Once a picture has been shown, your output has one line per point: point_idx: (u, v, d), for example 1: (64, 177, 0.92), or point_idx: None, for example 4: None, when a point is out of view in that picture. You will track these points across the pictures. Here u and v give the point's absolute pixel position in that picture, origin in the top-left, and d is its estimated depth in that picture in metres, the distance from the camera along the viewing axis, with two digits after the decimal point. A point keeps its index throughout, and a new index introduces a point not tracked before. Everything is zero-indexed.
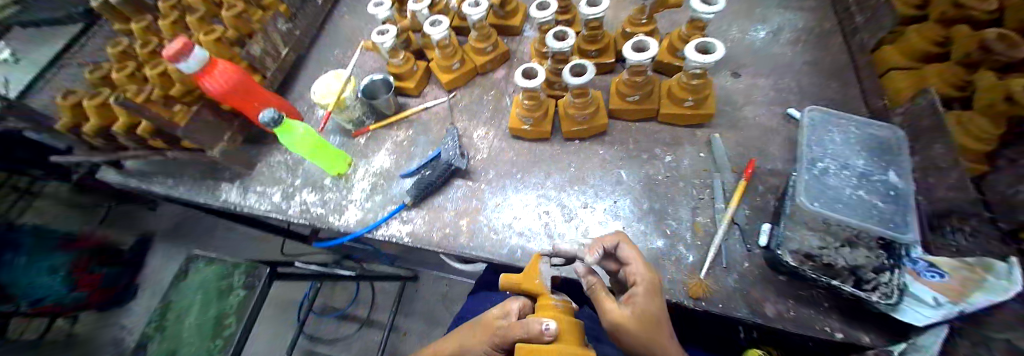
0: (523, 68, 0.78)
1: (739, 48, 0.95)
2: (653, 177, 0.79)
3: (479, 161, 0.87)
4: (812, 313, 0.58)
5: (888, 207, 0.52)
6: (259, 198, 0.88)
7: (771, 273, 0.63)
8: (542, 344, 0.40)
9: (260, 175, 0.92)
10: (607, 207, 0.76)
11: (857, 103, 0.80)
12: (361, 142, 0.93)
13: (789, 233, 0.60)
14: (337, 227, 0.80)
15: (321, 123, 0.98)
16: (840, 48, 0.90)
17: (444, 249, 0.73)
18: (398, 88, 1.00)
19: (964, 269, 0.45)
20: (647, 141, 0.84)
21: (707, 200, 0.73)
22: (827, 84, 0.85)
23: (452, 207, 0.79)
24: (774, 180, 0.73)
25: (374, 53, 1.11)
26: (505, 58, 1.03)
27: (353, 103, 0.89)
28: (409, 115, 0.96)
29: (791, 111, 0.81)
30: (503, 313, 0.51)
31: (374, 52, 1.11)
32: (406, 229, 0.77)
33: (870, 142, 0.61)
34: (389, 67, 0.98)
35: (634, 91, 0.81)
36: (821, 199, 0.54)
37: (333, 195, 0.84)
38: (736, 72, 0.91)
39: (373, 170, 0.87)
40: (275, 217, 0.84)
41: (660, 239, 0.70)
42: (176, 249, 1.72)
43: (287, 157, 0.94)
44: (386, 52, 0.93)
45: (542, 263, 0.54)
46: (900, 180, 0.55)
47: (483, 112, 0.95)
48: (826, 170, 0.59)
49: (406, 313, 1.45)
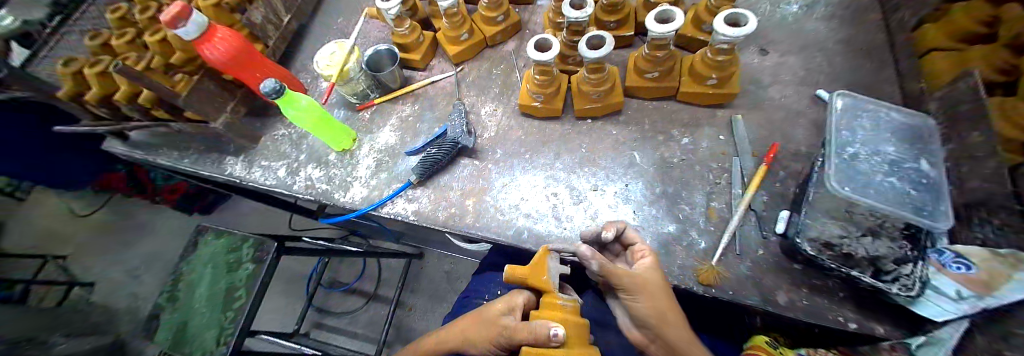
0: (536, 40, 0.74)
1: (767, 23, 0.89)
2: (668, 160, 0.76)
3: (487, 139, 0.85)
4: (826, 303, 0.56)
5: (920, 196, 0.51)
6: (264, 172, 0.88)
7: (786, 261, 0.61)
8: (546, 349, 0.41)
9: (264, 149, 0.91)
10: (617, 190, 0.75)
11: (890, 86, 0.76)
12: (366, 116, 0.91)
13: (809, 220, 0.58)
14: (342, 204, 0.79)
15: (325, 96, 0.96)
16: (877, 26, 0.84)
17: (450, 228, 0.72)
18: (403, 60, 0.96)
19: (995, 261, 0.44)
20: (662, 122, 0.81)
21: (723, 185, 0.71)
22: (860, 65, 0.80)
23: (458, 186, 0.77)
24: (796, 166, 0.70)
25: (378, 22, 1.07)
26: (517, 29, 0.99)
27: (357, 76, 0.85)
28: (415, 89, 0.94)
29: (819, 92, 0.76)
30: (507, 308, 0.51)
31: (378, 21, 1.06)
32: (412, 208, 0.76)
33: (902, 129, 0.58)
34: (394, 37, 0.94)
35: (653, 66, 0.77)
36: (852, 184, 0.52)
37: (337, 172, 0.83)
38: (762, 49, 0.86)
39: (378, 147, 0.85)
40: (280, 191, 0.84)
41: (672, 224, 0.68)
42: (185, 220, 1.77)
43: (291, 131, 0.93)
44: (391, 21, 0.89)
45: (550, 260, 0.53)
46: (932, 169, 0.53)
47: (492, 87, 0.92)
48: (856, 155, 0.56)
49: (412, 289, 1.48)
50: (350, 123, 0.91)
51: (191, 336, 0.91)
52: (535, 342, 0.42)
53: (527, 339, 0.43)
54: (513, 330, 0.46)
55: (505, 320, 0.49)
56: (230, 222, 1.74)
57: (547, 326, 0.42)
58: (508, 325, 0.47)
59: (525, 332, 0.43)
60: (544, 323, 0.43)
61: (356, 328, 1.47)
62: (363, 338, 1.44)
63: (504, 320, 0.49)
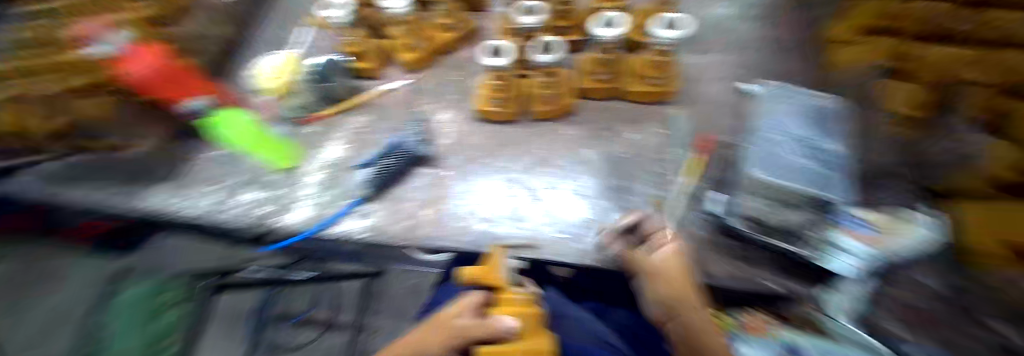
0: (490, 45, 0.80)
1: (696, 31, 1.00)
2: (619, 155, 0.80)
3: (443, 147, 0.84)
4: (755, 271, 0.61)
5: (825, 174, 0.62)
6: (186, 200, 0.76)
7: (721, 238, 0.66)
8: (507, 346, 0.41)
9: (191, 172, 0.81)
10: (574, 187, 0.77)
11: (797, 82, 0.87)
12: (310, 131, 0.87)
13: (740, 199, 0.65)
14: (282, 227, 0.71)
15: (265, 109, 0.90)
16: (782, 34, 0.98)
17: (408, 241, 0.69)
18: (355, 70, 0.96)
19: (887, 221, 0.59)
20: (611, 119, 0.86)
21: (668, 176, 0.76)
22: (770, 66, 0.92)
23: (416, 196, 0.76)
24: (729, 152, 0.75)
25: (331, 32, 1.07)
26: (472, 36, 1.06)
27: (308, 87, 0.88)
28: (365, 100, 0.91)
29: (741, 86, 0.85)
30: (459, 310, 0.49)
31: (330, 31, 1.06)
32: (366, 224, 0.71)
33: (811, 115, 0.69)
34: (344, 46, 0.97)
35: (599, 68, 0.86)
36: (775, 167, 0.61)
37: (277, 193, 0.77)
38: (694, 52, 0.95)
39: (325, 162, 0.82)
40: (206, 221, 0.73)
41: (618, 213, 0.71)
42: None
43: (223, 151, 0.85)
44: (343, 31, 0.96)
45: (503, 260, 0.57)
46: (834, 146, 0.64)
47: (447, 94, 0.93)
48: (777, 140, 0.66)
49: None
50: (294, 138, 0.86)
51: None
52: (490, 340, 0.42)
53: (482, 337, 0.43)
54: (470, 328, 0.43)
55: (456, 321, 0.46)
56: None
57: (502, 322, 0.43)
58: (462, 324, 0.45)
59: (479, 329, 0.43)
60: (497, 318, 0.44)
61: None
62: None
63: (459, 321, 0.45)
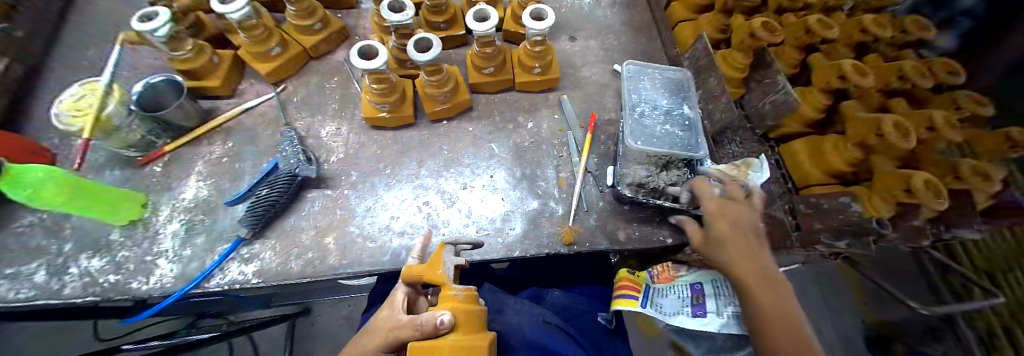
0: (361, 47, 0.70)
1: (570, 13, 1.04)
2: (520, 145, 0.83)
3: (334, 164, 0.78)
4: (651, 229, 0.71)
5: (685, 135, 0.71)
6: (11, 285, 0.61)
7: (619, 206, 0.74)
8: (435, 338, 0.41)
9: (1, 250, 0.65)
10: (484, 183, 0.78)
11: (661, 54, 0.98)
12: (156, 170, 0.74)
13: (624, 170, 0.73)
14: (141, 295, 0.61)
15: (78, 154, 0.74)
16: (644, 7, 1.07)
17: (312, 277, 0.64)
18: (195, 89, 0.81)
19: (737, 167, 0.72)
20: (508, 111, 0.88)
21: (566, 157, 0.81)
22: (638, 40, 1.00)
23: (310, 225, 0.70)
24: (612, 129, 0.84)
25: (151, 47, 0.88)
26: (343, 36, 0.94)
27: (125, 121, 0.68)
28: (225, 122, 0.80)
29: (615, 67, 0.93)
30: (392, 311, 0.49)
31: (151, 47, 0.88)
32: (253, 269, 0.64)
33: (670, 86, 0.78)
34: (172, 62, 0.77)
35: (487, 62, 0.83)
36: (642, 138, 0.69)
37: (130, 253, 0.65)
38: (571, 36, 1.00)
39: (186, 205, 0.71)
40: (43, 304, 0.59)
41: (534, 201, 0.76)
42: None
43: (45, 214, 0.69)
44: (163, 44, 0.74)
45: (445, 253, 0.54)
46: (690, 110, 0.74)
47: (329, 104, 0.85)
48: (643, 112, 0.73)
49: (307, 351, 1.32)
50: (158, 181, 0.73)
51: None
52: (423, 335, 0.41)
53: (415, 335, 0.42)
54: (405, 328, 0.44)
55: (394, 321, 0.46)
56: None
57: (435, 316, 0.42)
58: (399, 325, 0.45)
59: (413, 327, 0.42)
60: (431, 313, 0.42)
61: None
62: None
63: (397, 319, 0.46)
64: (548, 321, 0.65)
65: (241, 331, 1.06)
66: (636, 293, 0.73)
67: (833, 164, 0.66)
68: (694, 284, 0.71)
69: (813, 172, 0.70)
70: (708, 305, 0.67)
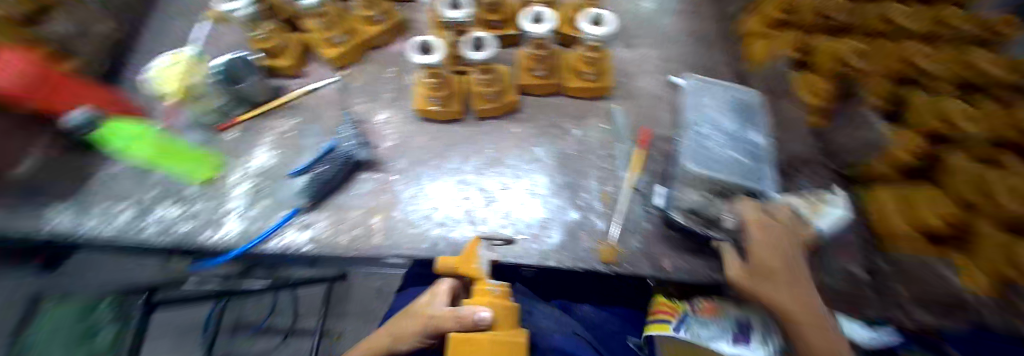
0: (418, 44, 0.72)
1: (631, 20, 1.00)
2: (564, 152, 0.81)
3: (386, 150, 0.80)
4: (702, 261, 0.66)
5: (749, 164, 0.65)
6: (100, 220, 0.68)
7: (666, 230, 0.70)
8: (476, 333, 0.41)
9: (90, 191, 0.72)
10: (524, 186, 0.77)
11: (730, 70, 0.92)
12: (231, 137, 0.80)
13: (678, 193, 0.68)
14: (211, 245, 0.66)
15: (169, 119, 0.81)
16: (713, 19, 1.00)
17: (357, 253, 0.67)
18: (269, 68, 0.87)
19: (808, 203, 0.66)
20: (556, 117, 0.85)
21: (611, 170, 0.78)
22: (705, 53, 0.94)
23: (361, 204, 0.73)
24: (667, 146, 0.79)
25: (233, 25, 0.95)
26: (400, 29, 0.96)
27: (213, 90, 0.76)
28: (290, 100, 0.85)
29: (671, 78, 0.88)
30: (432, 299, 0.51)
31: (232, 25, 0.95)
32: (307, 236, 0.68)
33: (738, 108, 0.72)
34: (253, 42, 0.85)
35: (538, 64, 0.81)
36: (703, 161, 0.64)
37: (204, 206, 0.71)
38: (630, 43, 0.95)
39: (255, 172, 0.76)
40: (126, 243, 0.65)
41: (574, 211, 0.73)
42: None
43: (128, 165, 0.76)
44: (246, 25, 0.83)
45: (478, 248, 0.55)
46: (759, 139, 0.67)
47: (383, 93, 0.88)
48: (705, 134, 0.68)
49: (338, 315, 1.41)
50: (233, 146, 0.79)
51: None
52: (462, 328, 0.42)
53: (454, 327, 0.42)
54: (442, 321, 0.44)
55: (432, 309, 0.48)
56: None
57: (475, 311, 0.43)
58: (436, 314, 0.46)
59: (451, 321, 0.43)
60: (471, 308, 0.43)
61: None
62: None
63: (434, 310, 0.47)
64: (579, 335, 0.63)
65: None
66: (669, 318, 0.69)
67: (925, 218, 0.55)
68: (741, 319, 0.65)
69: (896, 221, 0.60)
70: (754, 338, 0.62)
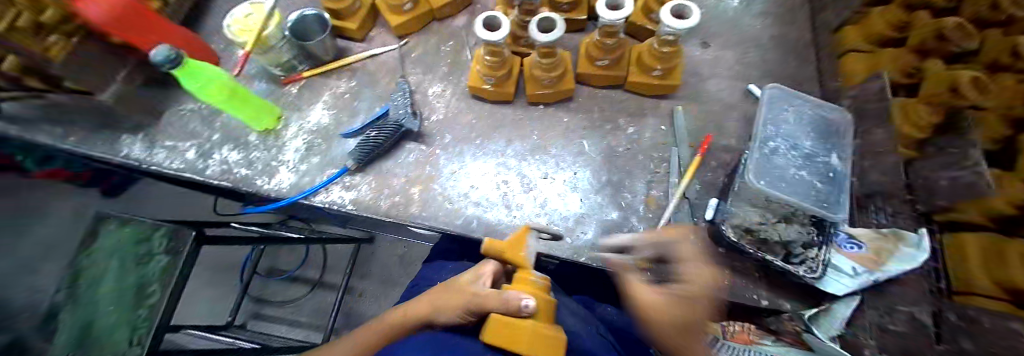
0: (484, 17, 0.69)
1: (710, 15, 0.92)
2: (614, 149, 0.77)
3: (434, 123, 0.80)
4: (744, 283, 0.63)
5: (824, 188, 0.59)
6: (170, 155, 0.76)
7: (713, 246, 0.66)
8: (517, 320, 0.39)
9: (168, 126, 0.80)
10: (567, 178, 0.75)
11: (812, 83, 0.84)
12: (292, 91, 0.82)
13: (734, 209, 0.64)
14: (265, 192, 0.71)
15: (239, 66, 0.85)
16: (804, 25, 0.91)
17: (394, 219, 0.69)
18: (336, 28, 0.87)
19: (879, 238, 0.59)
20: (611, 110, 0.82)
21: (662, 174, 0.74)
22: (787, 62, 0.86)
23: (403, 173, 0.73)
24: (727, 157, 0.74)
25: None
26: (466, 3, 0.94)
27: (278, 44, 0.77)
28: (350, 64, 0.86)
29: (751, 87, 0.81)
30: (475, 277, 0.50)
31: None
32: (350, 196, 0.71)
33: (819, 125, 0.65)
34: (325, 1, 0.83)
35: (603, 54, 0.76)
36: (767, 178, 0.59)
37: (260, 155, 0.75)
38: (704, 41, 0.89)
39: (309, 128, 0.78)
40: (189, 177, 0.73)
41: (615, 212, 0.70)
42: None
43: (200, 105, 0.81)
44: None
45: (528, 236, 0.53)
46: (839, 162, 0.60)
47: (440, 66, 0.87)
48: (776, 149, 0.62)
49: (362, 275, 1.48)
50: (292, 100, 0.81)
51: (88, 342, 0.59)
52: (504, 312, 0.40)
53: (497, 308, 0.41)
54: (485, 299, 0.43)
55: (475, 287, 0.47)
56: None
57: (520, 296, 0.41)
58: (479, 292, 0.45)
59: (496, 301, 0.42)
60: (516, 293, 0.42)
61: (300, 315, 1.44)
62: (307, 327, 1.41)
63: (476, 288, 0.46)
64: (602, 336, 0.61)
65: (314, 240, 1.18)
66: None
67: (1014, 279, 0.50)
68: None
69: (978, 281, 0.55)
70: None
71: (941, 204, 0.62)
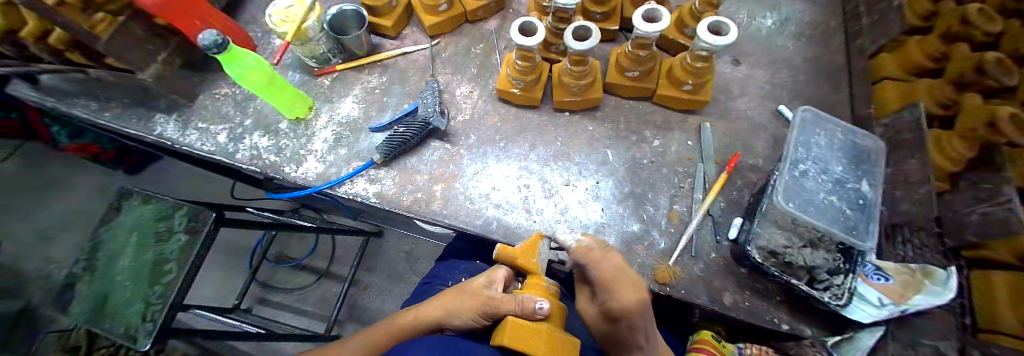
0: (520, 22, 0.69)
1: (742, 35, 0.92)
2: (639, 161, 0.77)
3: (459, 122, 0.81)
4: (765, 305, 0.62)
5: (853, 214, 0.58)
6: (201, 137, 0.78)
7: (734, 265, 0.66)
8: (533, 323, 0.40)
9: (202, 108, 0.82)
10: (588, 186, 0.75)
11: (844, 109, 0.83)
12: (325, 83, 0.84)
13: (759, 229, 0.63)
14: (291, 179, 0.72)
15: (277, 55, 0.87)
16: (837, 50, 0.90)
17: (415, 215, 0.69)
18: (372, 24, 0.89)
19: (907, 273, 0.58)
20: (637, 122, 0.82)
21: (687, 189, 0.74)
22: (818, 86, 0.86)
23: (427, 170, 0.74)
24: (753, 176, 0.74)
25: None
26: (500, 7, 0.95)
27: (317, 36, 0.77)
28: (384, 59, 0.87)
29: (781, 108, 0.81)
30: (489, 282, 0.50)
31: None
32: (374, 189, 0.71)
33: (850, 151, 0.64)
34: None
35: (635, 65, 0.76)
36: (797, 201, 0.58)
37: (289, 143, 0.76)
38: (735, 60, 0.89)
39: (338, 119, 0.79)
40: (220, 159, 0.75)
41: (636, 224, 0.70)
42: (64, 172, 1.37)
43: (236, 90, 0.84)
44: None
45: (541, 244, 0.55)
46: (870, 189, 0.60)
47: (469, 67, 0.88)
48: (805, 173, 0.62)
49: (369, 268, 1.48)
50: (324, 92, 0.83)
51: (110, 311, 0.71)
52: (520, 314, 0.41)
53: (513, 311, 0.42)
54: (499, 303, 0.44)
55: (489, 291, 0.47)
56: (151, 189, 1.40)
57: (534, 299, 0.41)
58: (494, 296, 0.46)
59: (512, 304, 0.42)
60: (531, 296, 0.42)
61: (305, 304, 1.44)
62: (311, 316, 1.42)
63: (489, 292, 0.47)
64: None
65: (327, 230, 1.19)
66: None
67: None
68: None
69: (1006, 318, 0.54)
70: None
71: (970, 240, 0.62)
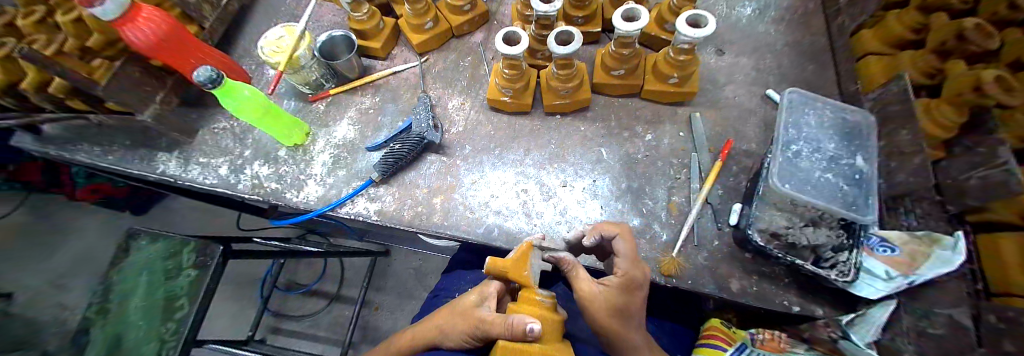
0: (505, 32, 0.71)
1: (724, 24, 0.94)
2: (632, 156, 0.78)
3: (454, 134, 0.82)
4: (773, 289, 0.62)
5: (851, 190, 0.57)
6: (203, 171, 0.79)
7: (738, 251, 0.66)
8: (523, 345, 0.38)
9: (202, 144, 0.83)
10: (585, 186, 0.75)
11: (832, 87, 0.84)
12: (321, 108, 0.86)
13: (759, 213, 0.63)
14: (293, 204, 0.74)
15: (272, 86, 0.90)
16: (819, 30, 0.91)
17: (417, 229, 0.70)
18: (362, 48, 0.91)
19: (914, 242, 0.56)
20: (628, 118, 0.83)
21: (683, 180, 0.74)
22: (804, 67, 0.87)
23: (425, 184, 0.75)
24: (748, 161, 0.75)
25: (333, 4, 1.02)
26: (484, 20, 0.97)
27: (309, 63, 0.79)
28: (375, 80, 0.89)
29: (769, 92, 0.82)
30: (480, 299, 0.50)
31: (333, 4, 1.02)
32: (374, 207, 0.72)
33: (841, 127, 0.65)
34: (350, 22, 0.88)
35: (620, 64, 0.77)
36: (793, 181, 0.58)
37: (289, 169, 0.78)
38: (719, 49, 0.90)
39: (335, 142, 0.81)
40: (222, 191, 0.76)
41: (637, 218, 0.70)
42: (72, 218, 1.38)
43: (234, 123, 0.85)
44: (347, 4, 0.84)
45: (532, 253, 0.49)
46: (865, 163, 0.60)
47: (460, 80, 0.90)
48: (799, 153, 0.62)
49: (378, 288, 1.49)
50: (319, 116, 0.85)
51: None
52: (511, 337, 0.39)
53: (504, 334, 0.40)
54: (490, 325, 0.43)
55: (481, 311, 0.46)
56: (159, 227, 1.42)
57: (524, 320, 0.38)
58: (484, 317, 0.44)
59: (502, 326, 0.41)
60: (521, 316, 0.39)
61: (317, 330, 1.44)
62: (326, 341, 1.42)
63: (480, 313, 0.46)
64: None
65: (333, 254, 1.19)
66: (723, 344, 0.62)
67: None
68: None
69: (1017, 279, 0.54)
70: None
71: (971, 205, 0.62)
